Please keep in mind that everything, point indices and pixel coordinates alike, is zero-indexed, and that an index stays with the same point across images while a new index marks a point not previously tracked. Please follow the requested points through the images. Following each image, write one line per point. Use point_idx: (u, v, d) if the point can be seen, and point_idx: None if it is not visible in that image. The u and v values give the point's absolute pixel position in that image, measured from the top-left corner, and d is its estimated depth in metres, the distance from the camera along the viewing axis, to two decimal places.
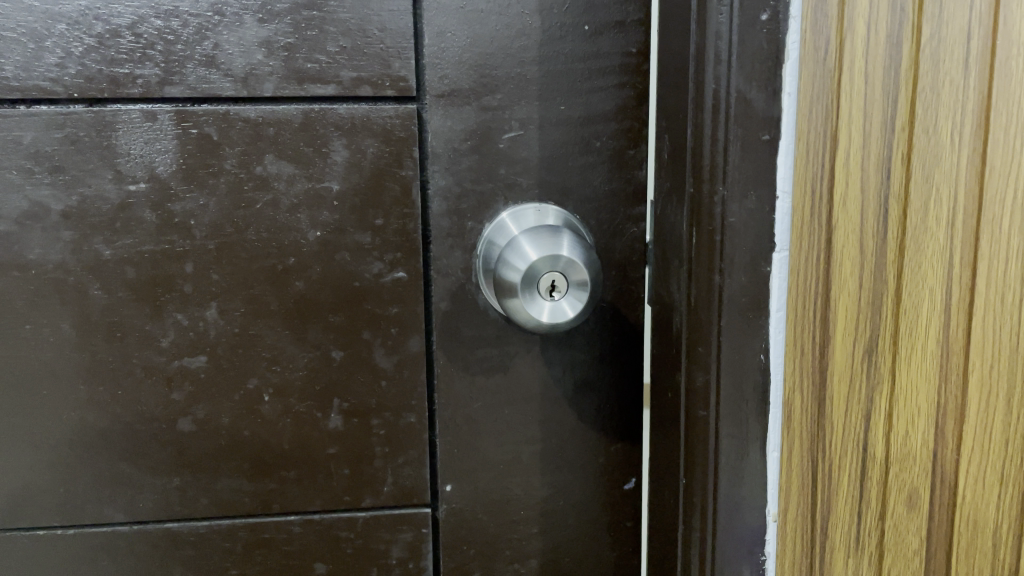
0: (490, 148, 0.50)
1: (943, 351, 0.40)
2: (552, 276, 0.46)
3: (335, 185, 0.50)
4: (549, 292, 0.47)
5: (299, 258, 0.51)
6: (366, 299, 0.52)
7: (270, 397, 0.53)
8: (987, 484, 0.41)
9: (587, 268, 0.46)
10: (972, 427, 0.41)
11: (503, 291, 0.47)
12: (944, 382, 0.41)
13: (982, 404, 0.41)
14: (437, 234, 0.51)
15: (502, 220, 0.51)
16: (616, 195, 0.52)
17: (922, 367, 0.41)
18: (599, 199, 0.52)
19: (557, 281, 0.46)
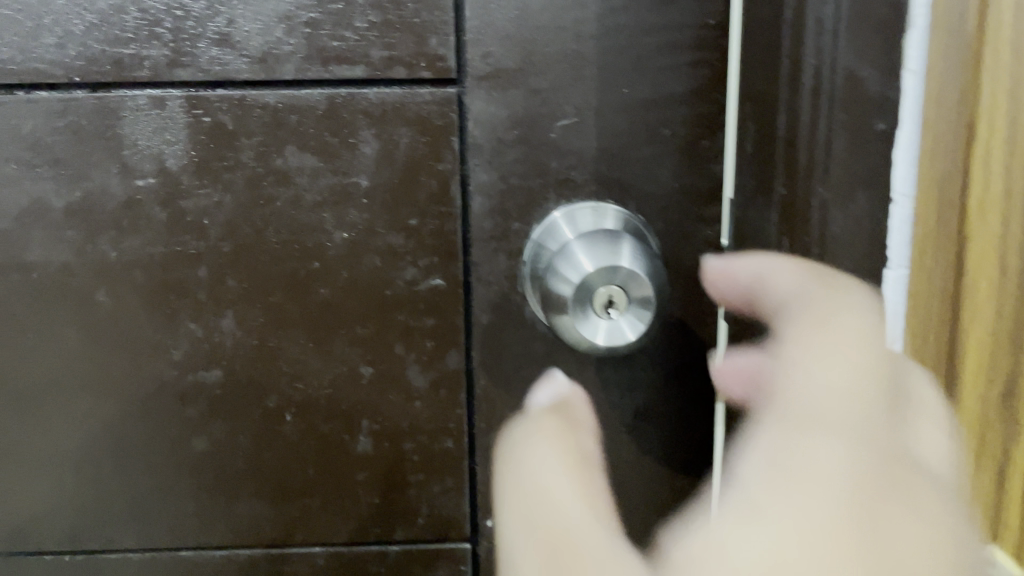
0: (540, 138, 0.43)
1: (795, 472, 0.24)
2: (609, 291, 0.40)
3: (364, 180, 0.44)
4: (605, 310, 0.40)
5: (324, 263, 0.45)
6: (398, 308, 0.46)
7: (292, 415, 0.47)
8: None
9: (652, 282, 0.40)
10: None
11: (551, 306, 0.41)
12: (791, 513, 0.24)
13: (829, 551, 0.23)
14: (478, 236, 0.45)
15: (553, 224, 0.44)
16: (687, 193, 0.44)
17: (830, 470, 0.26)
18: (666, 196, 0.44)
19: (615, 296, 0.40)
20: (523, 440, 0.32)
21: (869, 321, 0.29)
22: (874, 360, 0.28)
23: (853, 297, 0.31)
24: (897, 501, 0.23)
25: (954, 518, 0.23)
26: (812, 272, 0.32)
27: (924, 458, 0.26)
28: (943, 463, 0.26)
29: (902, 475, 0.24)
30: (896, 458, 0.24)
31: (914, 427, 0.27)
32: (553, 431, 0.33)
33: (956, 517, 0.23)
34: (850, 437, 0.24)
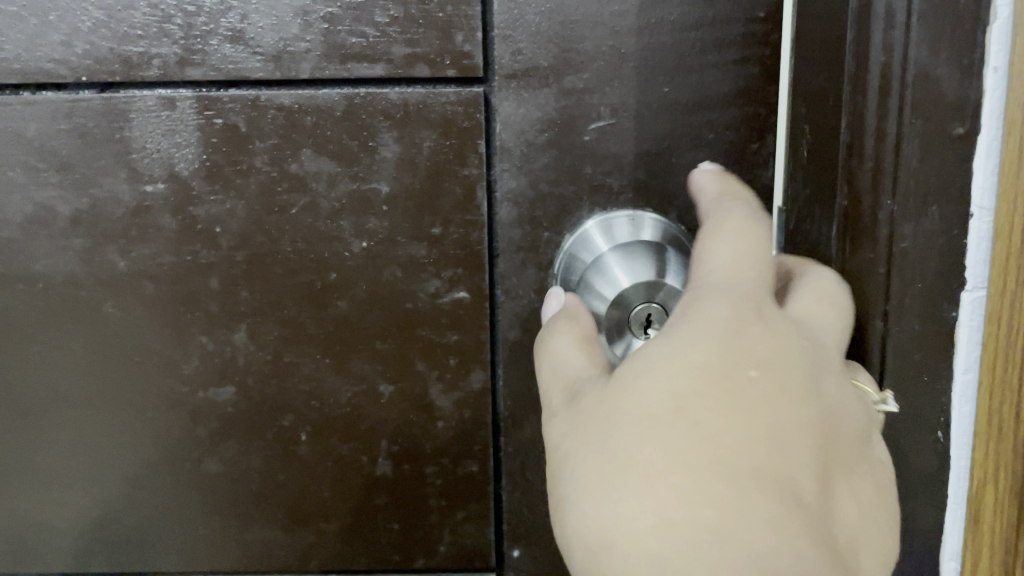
0: (574, 141, 0.40)
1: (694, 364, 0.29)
2: (647, 309, 0.38)
3: (384, 186, 0.41)
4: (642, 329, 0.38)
5: (342, 274, 0.42)
6: (420, 323, 0.43)
7: (307, 435, 0.44)
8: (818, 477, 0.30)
9: None
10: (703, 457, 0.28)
11: None
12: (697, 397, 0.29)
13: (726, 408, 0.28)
14: (506, 247, 0.42)
15: (588, 235, 0.41)
16: None
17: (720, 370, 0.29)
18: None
19: (653, 314, 0.38)
20: (554, 343, 0.34)
21: (756, 246, 0.32)
22: (755, 280, 0.31)
23: (750, 232, 0.32)
24: (689, 413, 0.27)
25: (773, 417, 0.28)
26: (736, 193, 0.36)
27: (757, 330, 0.29)
28: (783, 364, 0.29)
29: (727, 395, 0.28)
30: (744, 351, 0.28)
31: (783, 340, 0.30)
32: (568, 321, 0.35)
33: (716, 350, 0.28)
34: (679, 355, 0.28)
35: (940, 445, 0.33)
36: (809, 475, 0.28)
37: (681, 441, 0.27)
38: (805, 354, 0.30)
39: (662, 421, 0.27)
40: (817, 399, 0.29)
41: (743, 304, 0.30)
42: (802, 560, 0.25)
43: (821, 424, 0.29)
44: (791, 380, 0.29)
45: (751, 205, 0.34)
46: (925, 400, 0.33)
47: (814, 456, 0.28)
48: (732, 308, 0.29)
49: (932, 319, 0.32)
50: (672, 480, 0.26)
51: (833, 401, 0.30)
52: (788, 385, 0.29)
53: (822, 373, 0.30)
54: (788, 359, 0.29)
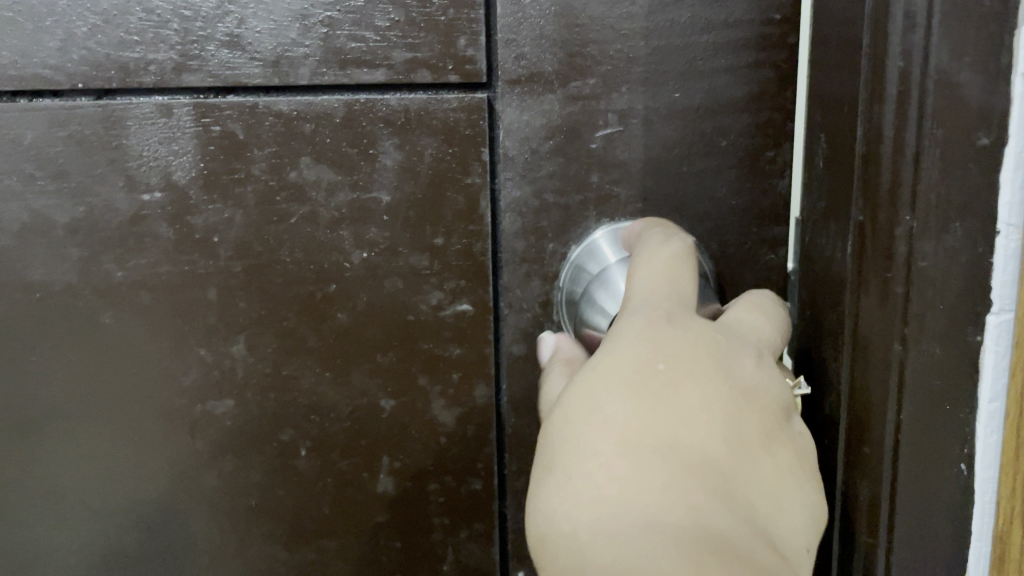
0: (580, 149, 0.38)
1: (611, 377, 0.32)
2: None
3: (385, 196, 0.40)
4: None
5: (341, 286, 0.41)
6: (422, 336, 0.42)
7: (307, 450, 0.43)
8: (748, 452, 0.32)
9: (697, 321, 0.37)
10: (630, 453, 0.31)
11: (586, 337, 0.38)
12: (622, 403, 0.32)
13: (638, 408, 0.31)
14: (509, 258, 0.40)
15: (595, 245, 0.39)
16: (748, 211, 0.38)
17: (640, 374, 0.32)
18: (725, 216, 0.38)
19: None
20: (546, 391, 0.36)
21: (682, 273, 0.34)
22: (677, 301, 0.34)
23: (679, 267, 0.35)
24: (603, 410, 0.32)
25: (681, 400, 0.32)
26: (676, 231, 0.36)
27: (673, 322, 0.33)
28: (696, 353, 0.32)
29: (640, 387, 0.32)
30: (653, 349, 0.32)
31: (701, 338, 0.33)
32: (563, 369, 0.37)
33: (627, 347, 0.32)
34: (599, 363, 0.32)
35: (963, 478, 0.32)
36: (718, 444, 0.32)
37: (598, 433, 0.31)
38: (721, 348, 0.33)
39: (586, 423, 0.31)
40: (731, 381, 0.33)
41: (662, 314, 0.33)
42: (702, 511, 0.30)
43: (735, 401, 0.32)
44: (707, 362, 0.32)
45: (684, 241, 0.35)
46: (949, 429, 0.31)
47: (724, 429, 0.32)
48: (649, 318, 0.33)
49: (954, 344, 0.30)
50: (592, 465, 0.31)
51: (748, 377, 0.33)
52: (697, 373, 0.32)
53: (739, 357, 0.33)
54: (699, 353, 0.33)
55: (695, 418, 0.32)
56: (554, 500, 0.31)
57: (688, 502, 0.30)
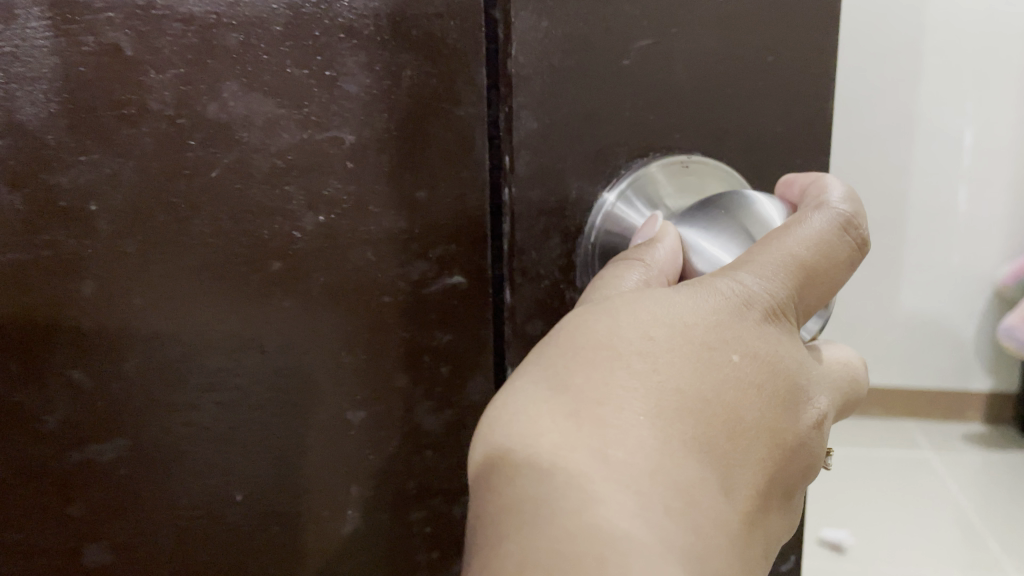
0: (609, 67, 0.30)
1: (676, 312, 0.23)
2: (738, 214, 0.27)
3: (348, 135, 0.29)
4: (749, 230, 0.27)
5: (289, 262, 0.30)
6: (402, 323, 0.32)
7: (243, 495, 0.32)
8: (774, 486, 0.23)
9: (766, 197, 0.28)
10: (671, 423, 0.21)
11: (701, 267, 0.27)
12: (685, 347, 0.22)
13: (697, 371, 0.22)
14: (521, 212, 0.31)
15: (624, 201, 0.31)
16: (796, 141, 0.33)
17: (713, 326, 0.23)
18: (770, 148, 0.33)
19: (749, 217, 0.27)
20: (603, 279, 0.26)
21: (823, 258, 0.24)
22: (796, 293, 0.24)
23: (831, 250, 0.25)
24: (655, 358, 0.22)
25: (744, 402, 0.22)
26: (848, 197, 0.26)
27: (759, 296, 0.23)
28: (778, 369, 0.23)
29: (709, 371, 0.22)
30: (736, 323, 0.23)
31: (786, 351, 0.24)
32: (621, 269, 0.26)
33: (700, 295, 0.23)
34: (677, 307, 0.23)
35: None
36: (749, 485, 0.22)
37: (640, 395, 0.21)
38: (798, 372, 0.24)
39: (634, 361, 0.22)
40: (797, 425, 0.23)
41: (769, 302, 0.23)
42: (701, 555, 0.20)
43: (787, 443, 0.23)
44: (780, 387, 0.23)
45: (846, 218, 0.25)
46: None
47: (765, 474, 0.22)
48: (754, 290, 0.23)
49: None
50: (615, 418, 0.21)
51: (806, 418, 0.24)
52: (769, 394, 0.23)
53: (808, 393, 0.24)
54: (778, 372, 0.23)
55: (744, 442, 0.22)
56: (539, 421, 0.21)
57: (687, 539, 0.20)
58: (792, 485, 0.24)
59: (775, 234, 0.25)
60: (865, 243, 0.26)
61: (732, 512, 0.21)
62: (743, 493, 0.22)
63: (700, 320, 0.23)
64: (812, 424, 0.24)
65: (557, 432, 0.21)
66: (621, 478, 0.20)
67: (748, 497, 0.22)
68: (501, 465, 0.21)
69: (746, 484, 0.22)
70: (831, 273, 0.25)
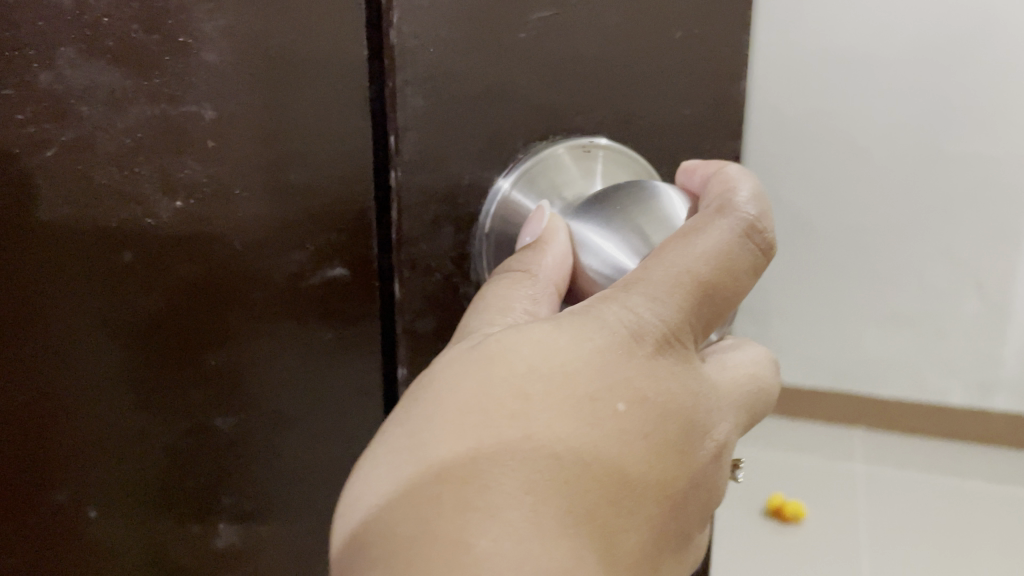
0: (503, 42, 0.27)
1: (561, 352, 0.20)
2: (632, 212, 0.25)
3: (207, 110, 0.26)
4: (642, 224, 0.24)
5: (144, 254, 0.26)
6: (277, 319, 0.29)
7: (99, 510, 0.28)
8: (666, 538, 0.21)
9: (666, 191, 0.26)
10: (549, 488, 0.19)
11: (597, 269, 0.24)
12: (568, 397, 0.20)
13: (580, 425, 0.20)
14: (408, 200, 0.28)
15: (518, 189, 0.29)
16: (702, 125, 0.31)
17: (601, 369, 0.20)
18: (674, 133, 0.31)
19: (643, 214, 0.25)
20: (487, 293, 0.24)
21: (722, 274, 0.22)
22: (694, 313, 0.22)
23: (731, 263, 0.22)
24: (533, 410, 0.20)
25: (630, 454, 0.20)
26: (756, 197, 0.23)
27: (652, 327, 0.21)
28: (670, 410, 0.21)
29: (593, 421, 0.20)
30: (627, 364, 0.21)
31: (679, 385, 0.21)
32: (505, 282, 0.24)
33: (588, 332, 0.21)
34: (560, 347, 0.20)
35: None
36: (634, 544, 0.20)
37: (515, 460, 0.19)
38: (693, 411, 0.22)
39: (510, 413, 0.19)
40: (691, 469, 0.22)
41: (661, 331, 0.21)
42: None
43: (677, 491, 0.21)
44: (672, 430, 0.21)
45: (750, 225, 0.23)
46: None
47: (654, 529, 0.21)
48: (646, 320, 0.21)
49: None
50: (485, 487, 0.18)
51: (703, 458, 0.22)
52: (659, 440, 0.21)
53: (706, 429, 0.22)
54: (670, 415, 0.21)
55: (629, 497, 0.20)
56: (403, 499, 0.19)
57: None
58: (688, 531, 0.22)
59: (671, 244, 0.22)
60: (769, 248, 0.23)
61: None
62: (627, 554, 0.20)
63: (586, 362, 0.20)
64: (710, 465, 0.22)
65: (424, 510, 0.18)
66: (495, 568, 0.17)
67: (631, 560, 0.20)
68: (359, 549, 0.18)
69: (632, 543, 0.20)
70: (733, 287, 0.22)
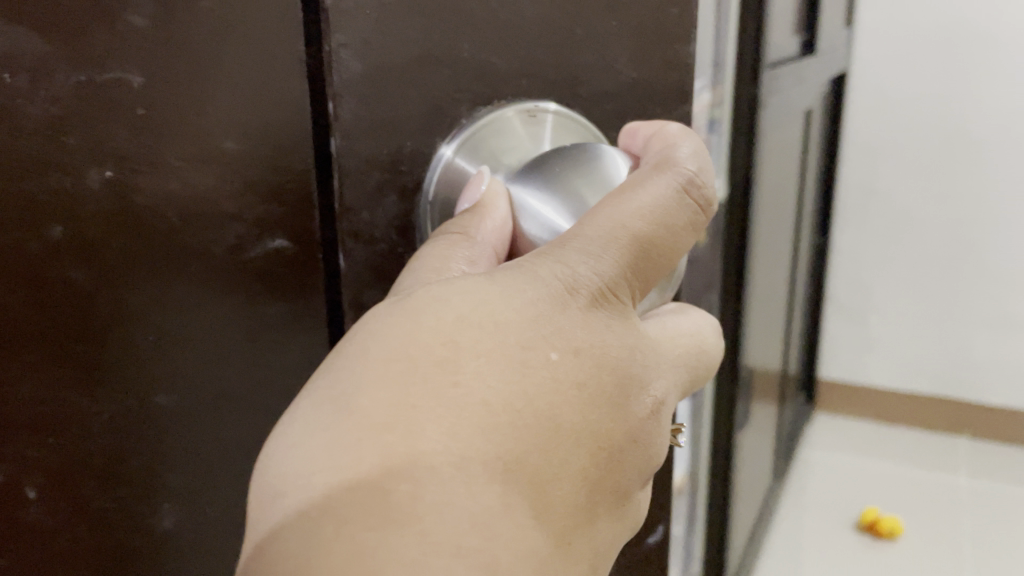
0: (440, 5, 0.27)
1: (492, 310, 0.22)
2: (572, 175, 0.26)
3: (136, 77, 0.23)
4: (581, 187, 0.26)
5: (75, 223, 0.23)
6: (218, 292, 0.27)
7: (39, 493, 0.23)
8: (602, 480, 0.23)
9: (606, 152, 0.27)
10: (484, 434, 0.21)
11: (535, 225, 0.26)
12: (501, 352, 0.22)
13: (512, 376, 0.22)
14: (350, 167, 0.27)
15: (463, 152, 0.30)
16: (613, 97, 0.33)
17: (530, 326, 0.22)
18: (589, 106, 0.33)
19: (584, 178, 0.26)
20: (426, 255, 0.24)
21: (661, 227, 0.25)
22: (633, 264, 0.24)
23: (669, 215, 0.25)
24: (465, 361, 0.22)
25: (561, 402, 0.22)
26: (694, 157, 0.27)
27: (587, 282, 0.23)
28: (602, 364, 0.23)
29: (523, 371, 0.22)
30: (557, 321, 0.23)
31: (612, 341, 0.24)
32: (444, 243, 0.25)
33: (519, 291, 0.23)
34: (494, 304, 0.22)
35: None
36: (565, 481, 0.22)
37: (451, 408, 0.21)
38: (622, 364, 0.24)
39: (444, 364, 0.21)
40: (623, 418, 0.24)
41: (597, 285, 0.24)
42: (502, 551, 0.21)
43: (612, 437, 0.24)
44: (605, 381, 0.23)
45: (688, 181, 0.26)
46: None
47: (586, 469, 0.23)
48: (581, 273, 0.23)
49: None
50: (420, 431, 0.20)
51: (636, 407, 0.24)
52: (591, 390, 0.23)
53: (641, 382, 0.25)
54: (602, 368, 0.23)
55: (561, 440, 0.22)
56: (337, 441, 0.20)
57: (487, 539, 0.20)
58: (623, 476, 0.24)
59: (609, 201, 0.24)
60: (705, 203, 0.26)
61: (545, 512, 0.22)
62: (561, 489, 0.22)
63: (517, 320, 0.22)
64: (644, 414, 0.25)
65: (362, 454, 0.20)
66: (428, 500, 0.20)
67: (562, 506, 0.22)
68: (290, 505, 0.19)
69: (566, 479, 0.22)
70: (669, 241, 0.25)
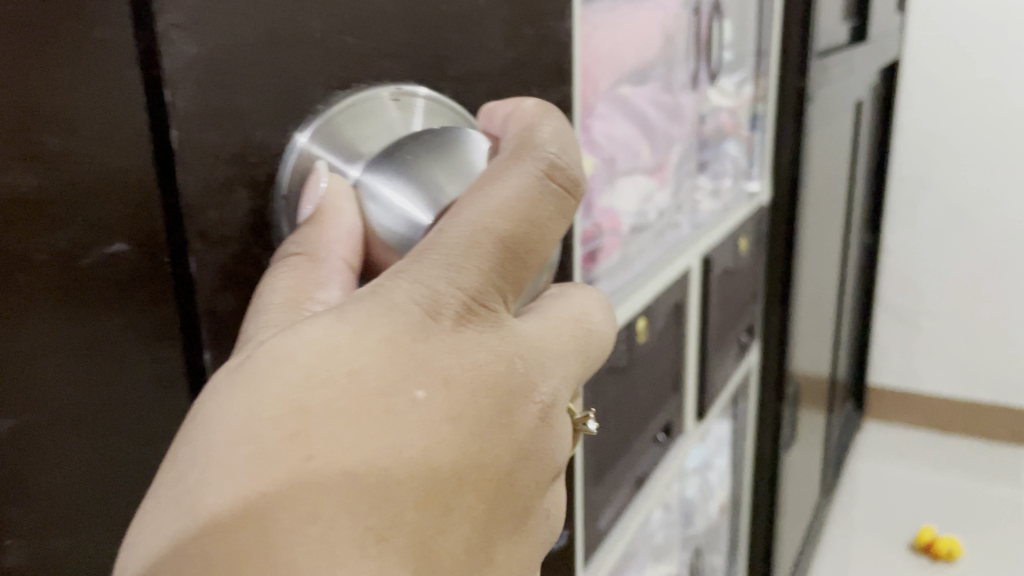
0: None
1: (342, 356, 0.22)
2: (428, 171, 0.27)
3: None
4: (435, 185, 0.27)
5: None
6: (49, 310, 0.24)
7: None
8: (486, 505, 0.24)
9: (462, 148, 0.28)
10: (356, 486, 0.21)
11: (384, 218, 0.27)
12: (360, 404, 0.22)
13: (375, 426, 0.22)
14: (190, 159, 0.24)
15: (319, 142, 0.27)
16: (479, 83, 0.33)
17: (387, 371, 0.22)
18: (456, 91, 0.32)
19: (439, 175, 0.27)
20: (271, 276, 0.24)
21: (524, 220, 0.25)
22: (497, 267, 0.25)
23: (530, 208, 0.25)
24: (320, 412, 0.21)
25: (431, 440, 0.23)
26: (555, 138, 0.27)
27: (449, 303, 0.24)
28: (468, 398, 0.24)
29: (386, 418, 0.22)
30: (415, 358, 0.23)
31: (483, 364, 0.24)
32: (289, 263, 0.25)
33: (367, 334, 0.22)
34: (342, 346, 0.22)
35: None
36: (450, 514, 0.23)
37: (315, 464, 0.21)
38: (496, 390, 0.24)
39: (302, 417, 0.21)
40: (501, 444, 0.25)
41: (460, 299, 0.24)
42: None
43: (492, 464, 0.24)
44: (474, 413, 0.24)
45: (549, 167, 0.26)
46: None
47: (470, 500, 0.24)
48: (442, 288, 0.23)
49: None
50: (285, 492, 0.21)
51: (514, 429, 0.25)
52: (465, 422, 0.23)
53: (518, 403, 0.25)
54: (468, 401, 0.24)
55: (441, 477, 0.23)
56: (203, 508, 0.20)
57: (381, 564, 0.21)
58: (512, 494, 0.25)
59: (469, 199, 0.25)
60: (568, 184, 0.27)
61: (440, 539, 0.23)
62: (450, 519, 0.23)
63: (371, 364, 0.22)
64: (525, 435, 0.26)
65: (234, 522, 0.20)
66: (306, 549, 0.21)
67: (452, 536, 0.23)
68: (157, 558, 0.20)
69: (453, 511, 0.23)
70: (533, 232, 0.25)
